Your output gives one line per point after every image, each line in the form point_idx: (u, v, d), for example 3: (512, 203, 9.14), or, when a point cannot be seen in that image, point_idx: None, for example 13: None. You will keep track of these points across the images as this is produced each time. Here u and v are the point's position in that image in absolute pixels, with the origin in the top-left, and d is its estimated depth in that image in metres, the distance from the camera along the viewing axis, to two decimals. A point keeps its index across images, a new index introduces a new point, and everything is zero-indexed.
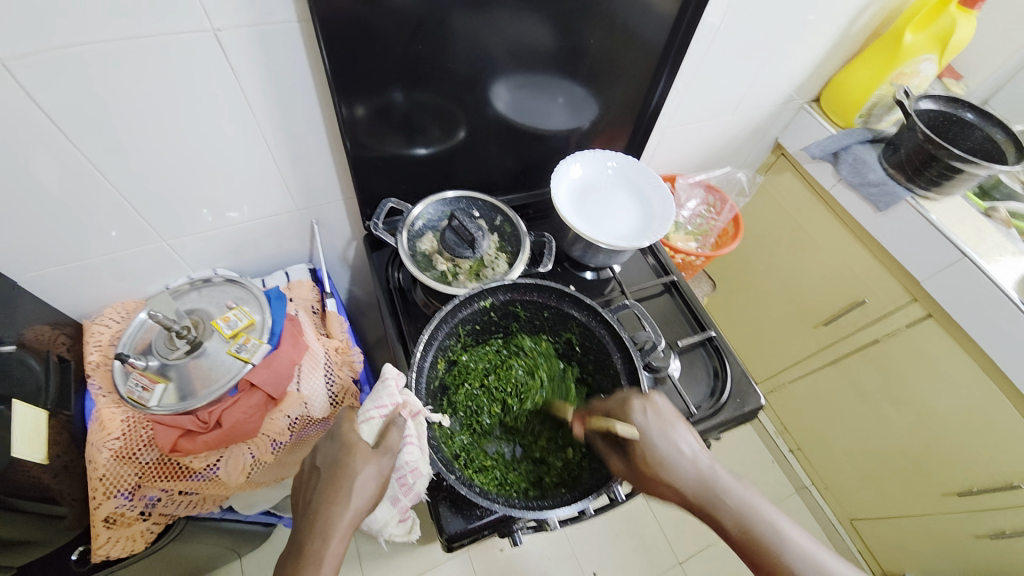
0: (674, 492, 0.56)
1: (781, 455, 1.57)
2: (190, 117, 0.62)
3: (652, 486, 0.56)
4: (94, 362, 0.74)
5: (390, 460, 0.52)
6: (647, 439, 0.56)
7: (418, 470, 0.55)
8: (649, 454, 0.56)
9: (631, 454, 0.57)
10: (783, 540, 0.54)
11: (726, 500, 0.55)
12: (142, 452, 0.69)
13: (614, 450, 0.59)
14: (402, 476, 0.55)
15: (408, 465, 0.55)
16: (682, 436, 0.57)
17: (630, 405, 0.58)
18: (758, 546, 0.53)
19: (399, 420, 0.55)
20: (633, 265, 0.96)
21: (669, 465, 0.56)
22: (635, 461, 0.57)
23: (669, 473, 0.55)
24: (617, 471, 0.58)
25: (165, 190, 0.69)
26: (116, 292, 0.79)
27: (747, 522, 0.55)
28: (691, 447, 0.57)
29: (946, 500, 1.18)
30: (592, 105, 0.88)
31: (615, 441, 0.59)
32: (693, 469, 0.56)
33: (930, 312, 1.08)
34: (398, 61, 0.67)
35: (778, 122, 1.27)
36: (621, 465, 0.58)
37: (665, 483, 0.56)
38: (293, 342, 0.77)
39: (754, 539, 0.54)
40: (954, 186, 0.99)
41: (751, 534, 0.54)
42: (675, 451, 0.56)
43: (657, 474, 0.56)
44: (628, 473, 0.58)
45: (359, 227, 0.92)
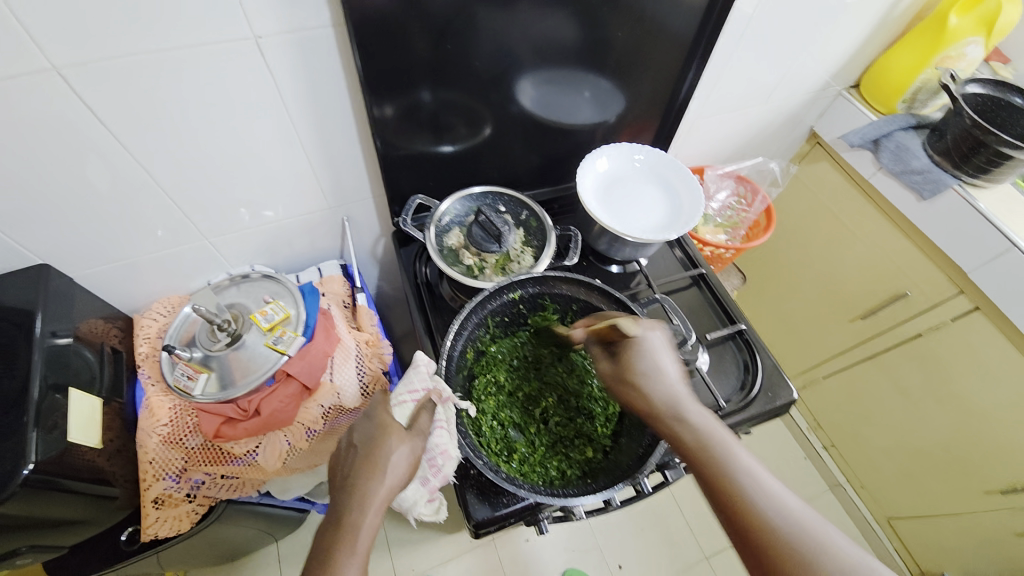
0: (643, 399, 0.57)
1: (814, 452, 1.52)
2: (229, 121, 0.65)
3: (624, 388, 0.58)
4: (143, 352, 0.78)
5: (422, 441, 0.55)
6: (640, 346, 0.59)
7: (447, 453, 0.56)
8: (634, 362, 0.59)
9: (619, 358, 0.60)
10: (736, 470, 0.50)
11: (689, 414, 0.54)
12: (188, 437, 0.73)
13: (606, 353, 0.62)
14: (431, 458, 0.56)
15: (436, 447, 0.56)
16: (671, 360, 0.59)
17: (632, 320, 0.61)
18: (710, 462, 0.51)
19: (429, 404, 0.58)
20: (660, 258, 0.95)
21: (648, 376, 0.58)
22: (620, 364, 0.60)
23: (646, 381, 0.57)
24: (602, 373, 0.62)
25: (206, 191, 0.72)
26: (161, 287, 0.83)
27: (706, 439, 0.52)
28: (677, 374, 0.58)
29: (987, 497, 1.13)
30: (618, 99, 0.88)
31: (609, 347, 0.62)
32: (669, 386, 0.57)
33: (978, 305, 1.03)
34: (425, 60, 0.68)
35: (814, 110, 1.23)
36: (607, 367, 0.62)
37: (639, 389, 0.57)
38: (327, 334, 0.80)
39: (705, 455, 0.51)
40: (1004, 173, 0.94)
41: (707, 453, 0.51)
42: (657, 366, 0.58)
43: (634, 379, 0.58)
44: (609, 373, 0.61)
45: (388, 223, 0.94)
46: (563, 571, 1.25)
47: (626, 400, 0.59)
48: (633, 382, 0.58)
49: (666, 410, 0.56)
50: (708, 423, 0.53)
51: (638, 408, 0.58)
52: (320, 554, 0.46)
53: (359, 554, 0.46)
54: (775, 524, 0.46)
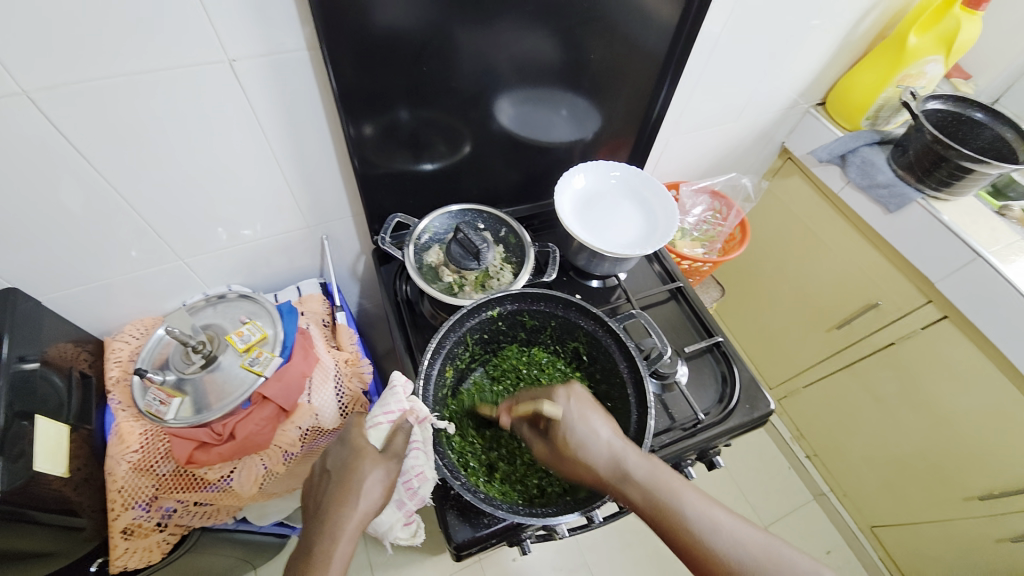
0: (586, 470, 0.54)
1: (798, 463, 1.53)
2: (204, 141, 0.65)
3: (567, 467, 0.55)
4: (114, 377, 0.76)
5: (397, 464, 0.54)
6: (564, 419, 0.55)
7: (423, 475, 0.56)
8: (568, 436, 0.54)
9: (551, 437, 0.56)
10: (696, 523, 0.49)
11: (631, 481, 0.52)
12: (159, 464, 0.71)
13: (539, 433, 0.58)
14: (408, 480, 0.56)
15: (413, 469, 0.56)
16: (598, 419, 0.55)
17: (553, 392, 0.57)
18: (670, 523, 0.49)
19: (405, 425, 0.56)
20: (639, 273, 0.97)
21: (584, 446, 0.54)
22: (555, 444, 0.56)
23: (584, 454, 0.54)
24: (539, 454, 0.57)
25: (181, 211, 0.72)
26: (135, 309, 0.82)
27: (657, 498, 0.50)
28: (608, 431, 0.55)
29: (967, 504, 1.14)
30: (594, 117, 0.90)
31: (541, 427, 0.58)
32: (607, 449, 0.54)
33: (947, 313, 1.06)
34: (404, 80, 0.69)
35: (784, 127, 1.27)
36: (541, 447, 0.58)
37: (582, 464, 0.54)
38: (304, 354, 0.79)
39: (663, 515, 0.49)
40: (965, 186, 0.98)
41: (665, 514, 0.50)
42: (590, 432, 0.54)
43: (573, 455, 0.54)
44: (546, 454, 0.57)
45: (368, 241, 0.94)
46: None
47: (574, 477, 0.55)
48: (572, 461, 0.54)
49: (611, 477, 0.53)
50: (654, 480, 0.51)
51: (585, 480, 0.54)
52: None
53: None
54: (742, 572, 0.46)
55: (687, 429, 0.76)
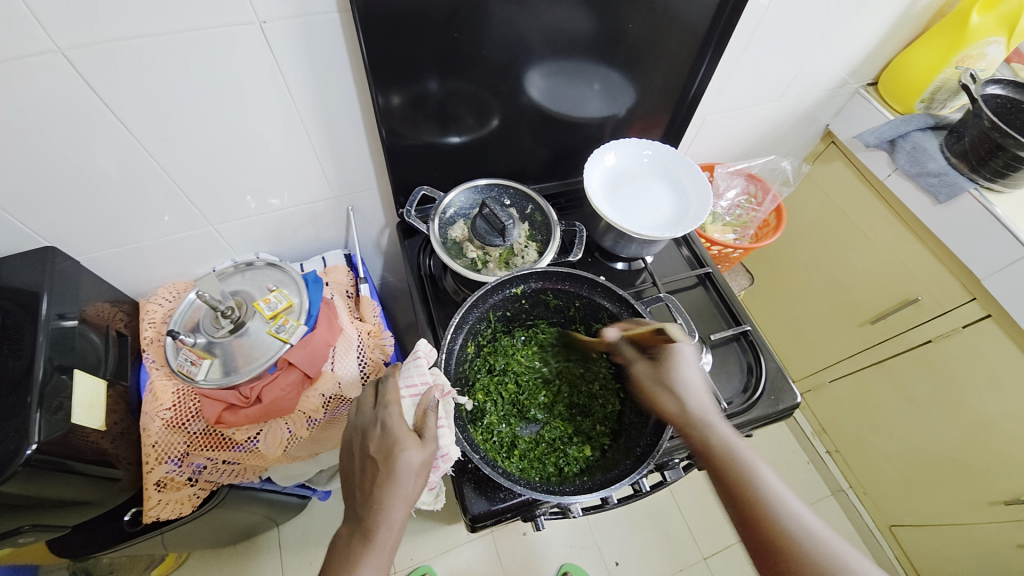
0: (674, 406, 0.58)
1: (817, 456, 1.51)
2: (233, 106, 0.64)
3: (655, 391, 0.59)
4: (149, 337, 0.78)
5: (434, 447, 0.54)
6: (676, 355, 0.59)
7: (448, 456, 0.56)
8: (672, 365, 0.59)
9: (654, 359, 0.60)
10: (753, 476, 0.51)
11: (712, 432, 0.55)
12: (190, 423, 0.73)
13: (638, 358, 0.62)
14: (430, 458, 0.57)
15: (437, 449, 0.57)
16: (700, 376, 0.59)
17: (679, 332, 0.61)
18: (735, 473, 0.52)
19: (432, 403, 0.56)
20: (666, 256, 0.94)
21: (683, 386, 0.58)
22: (654, 364, 0.60)
23: (678, 387, 0.58)
24: (637, 375, 0.61)
25: (213, 177, 0.72)
26: (167, 272, 0.83)
27: (730, 450, 0.53)
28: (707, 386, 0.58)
29: (993, 509, 1.11)
30: (629, 92, 0.86)
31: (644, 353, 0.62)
32: (701, 399, 0.57)
33: (990, 312, 1.01)
34: (433, 47, 0.67)
35: (830, 108, 1.20)
36: (642, 368, 0.61)
37: (668, 393, 0.58)
38: (329, 324, 0.80)
39: (729, 457, 0.53)
40: (1023, 177, 0.91)
41: (728, 456, 0.53)
42: (692, 377, 0.58)
43: (668, 385, 0.58)
44: (642, 372, 0.61)
45: (393, 214, 0.94)
46: (560, 565, 1.27)
47: (652, 404, 0.59)
48: (661, 387, 0.59)
49: (695, 416, 0.56)
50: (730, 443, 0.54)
51: (667, 414, 0.58)
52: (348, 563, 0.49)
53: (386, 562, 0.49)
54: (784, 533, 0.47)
55: None
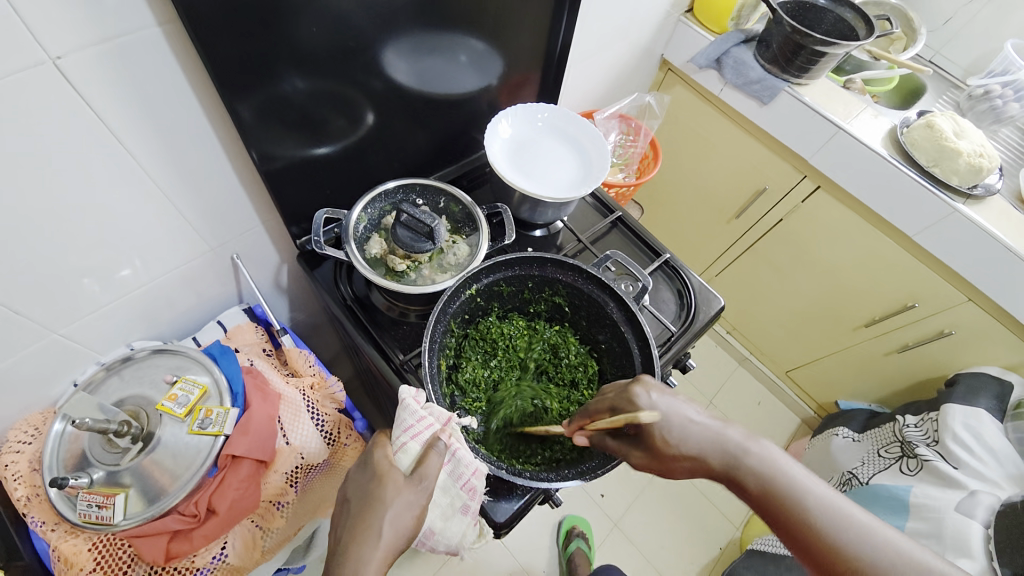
0: (694, 463, 0.52)
1: (720, 337, 1.80)
2: (44, 175, 0.48)
3: (676, 469, 0.53)
4: (23, 497, 0.59)
5: (427, 488, 0.48)
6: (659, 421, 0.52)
7: (479, 470, 0.52)
8: (667, 434, 0.52)
9: (647, 441, 0.53)
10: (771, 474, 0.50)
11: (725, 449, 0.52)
12: (128, 573, 0.59)
13: (631, 442, 0.55)
14: (464, 480, 0.52)
15: (467, 469, 0.52)
16: (687, 406, 0.54)
17: (635, 392, 0.53)
18: (756, 484, 0.50)
19: (437, 442, 0.50)
20: (577, 210, 0.97)
21: (683, 438, 0.52)
22: (652, 448, 0.53)
23: (685, 447, 0.52)
24: (638, 464, 0.54)
25: (40, 272, 0.55)
26: (10, 410, 0.62)
27: (744, 461, 0.51)
28: (697, 413, 0.54)
29: (857, 332, 1.40)
30: (496, 59, 0.84)
31: (631, 434, 0.55)
32: (707, 433, 0.52)
33: (820, 184, 1.23)
34: (285, 47, 0.56)
35: (661, 39, 1.30)
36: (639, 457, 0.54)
37: (686, 459, 0.52)
38: (263, 395, 0.67)
39: (746, 471, 0.50)
40: (820, 68, 1.11)
41: (743, 470, 0.51)
42: (685, 421, 0.53)
43: (676, 453, 0.52)
44: (647, 461, 0.54)
45: (286, 248, 0.81)
46: (561, 519, 1.33)
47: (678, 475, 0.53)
48: (676, 460, 0.52)
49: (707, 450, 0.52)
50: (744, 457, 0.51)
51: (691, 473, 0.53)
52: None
53: None
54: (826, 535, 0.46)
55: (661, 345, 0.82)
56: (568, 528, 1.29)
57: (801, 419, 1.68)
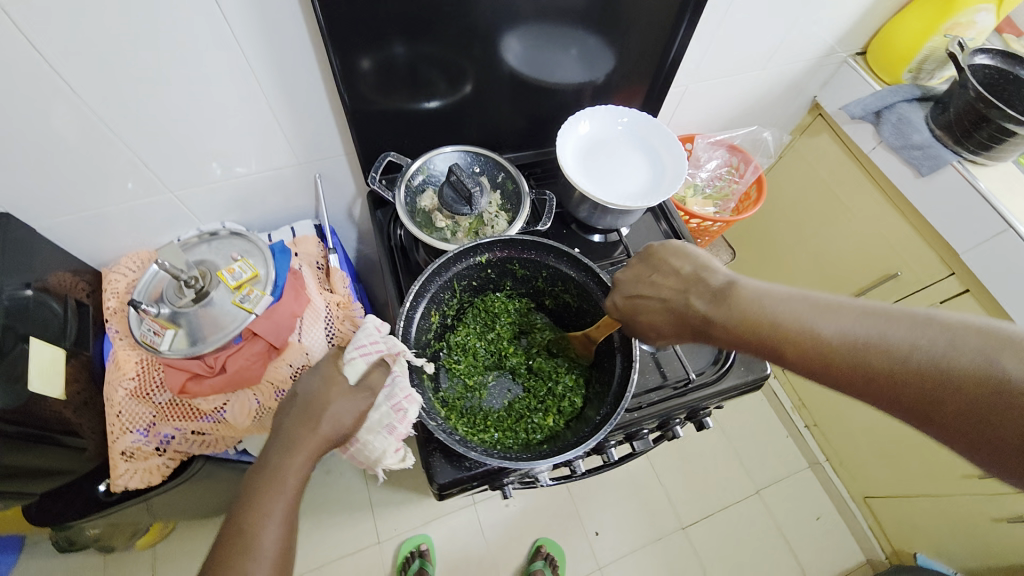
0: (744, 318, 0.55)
1: (797, 431, 1.53)
2: (185, 63, 0.61)
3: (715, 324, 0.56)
4: (112, 308, 0.77)
5: (369, 398, 0.51)
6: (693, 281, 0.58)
7: (411, 396, 0.52)
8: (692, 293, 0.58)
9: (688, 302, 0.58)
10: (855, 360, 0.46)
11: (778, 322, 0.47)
12: (155, 393, 0.73)
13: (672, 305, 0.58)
14: (395, 401, 0.53)
15: (402, 393, 0.52)
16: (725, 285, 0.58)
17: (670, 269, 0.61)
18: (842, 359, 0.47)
19: (384, 364, 0.53)
20: (643, 228, 0.92)
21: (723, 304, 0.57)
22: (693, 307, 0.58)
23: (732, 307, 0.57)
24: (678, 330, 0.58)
25: (169, 142, 0.70)
26: (130, 242, 0.81)
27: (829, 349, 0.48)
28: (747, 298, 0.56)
29: (965, 482, 1.12)
30: (606, 57, 0.83)
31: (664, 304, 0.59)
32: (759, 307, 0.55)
33: (968, 287, 1.00)
34: (392, 4, 0.63)
35: (817, 79, 1.16)
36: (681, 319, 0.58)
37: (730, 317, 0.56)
38: (296, 294, 0.79)
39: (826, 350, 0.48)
40: (1006, 148, 0.90)
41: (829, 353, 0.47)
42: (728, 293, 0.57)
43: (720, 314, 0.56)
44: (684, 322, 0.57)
45: (364, 184, 0.91)
46: (536, 538, 1.30)
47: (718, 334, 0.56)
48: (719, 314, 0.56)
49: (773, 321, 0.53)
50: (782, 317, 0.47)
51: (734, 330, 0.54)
52: (249, 498, 0.44)
53: (285, 499, 0.44)
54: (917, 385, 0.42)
55: (678, 388, 0.75)
56: (541, 549, 1.26)
57: (865, 557, 1.37)
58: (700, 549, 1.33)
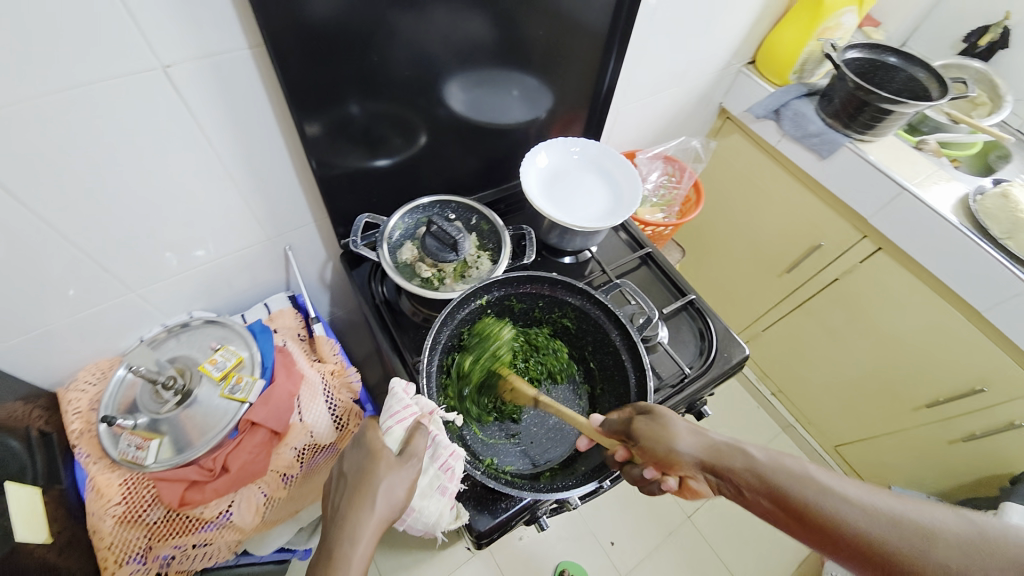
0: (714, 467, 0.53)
1: (764, 399, 1.67)
2: (142, 159, 0.59)
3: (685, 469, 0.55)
4: (77, 430, 0.70)
5: (418, 463, 0.51)
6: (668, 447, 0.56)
7: (456, 452, 0.56)
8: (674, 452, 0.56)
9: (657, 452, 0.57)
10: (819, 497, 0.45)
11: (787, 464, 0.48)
12: (147, 513, 0.66)
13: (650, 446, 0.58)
14: (442, 461, 0.55)
15: (446, 451, 0.55)
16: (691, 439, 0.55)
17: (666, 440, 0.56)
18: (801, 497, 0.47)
19: (422, 426, 0.54)
20: (608, 243, 0.99)
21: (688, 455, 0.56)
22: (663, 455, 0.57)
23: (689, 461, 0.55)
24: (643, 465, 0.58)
25: (127, 240, 0.66)
26: (86, 353, 0.74)
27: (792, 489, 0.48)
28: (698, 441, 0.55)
29: (917, 413, 1.27)
30: (547, 94, 0.90)
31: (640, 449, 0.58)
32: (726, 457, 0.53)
33: (880, 246, 1.16)
34: (349, 72, 0.65)
35: (720, 88, 1.32)
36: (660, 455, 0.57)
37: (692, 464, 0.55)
38: (287, 372, 0.75)
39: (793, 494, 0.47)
40: (886, 126, 1.07)
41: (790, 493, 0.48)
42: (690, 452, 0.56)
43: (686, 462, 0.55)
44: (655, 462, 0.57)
45: (333, 247, 0.90)
46: (557, 564, 1.28)
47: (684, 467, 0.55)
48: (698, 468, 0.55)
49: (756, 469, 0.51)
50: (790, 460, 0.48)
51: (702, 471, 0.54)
52: None
53: None
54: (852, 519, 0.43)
55: (675, 385, 0.79)
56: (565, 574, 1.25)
57: None
58: (710, 534, 1.39)
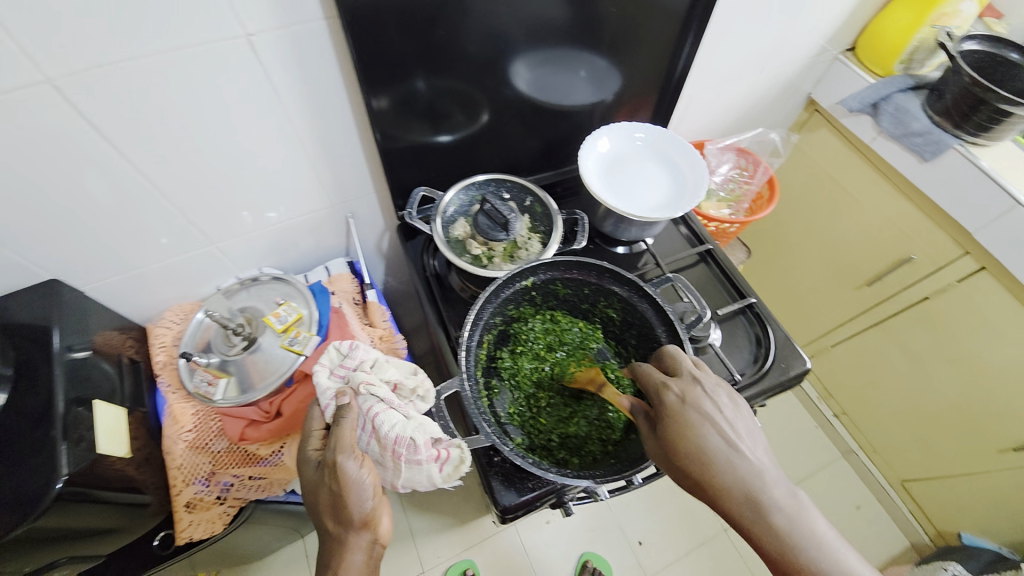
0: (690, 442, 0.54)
1: (825, 420, 1.55)
2: (228, 120, 0.64)
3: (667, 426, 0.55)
4: (161, 361, 0.79)
5: (349, 453, 0.55)
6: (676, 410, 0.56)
7: (400, 436, 0.57)
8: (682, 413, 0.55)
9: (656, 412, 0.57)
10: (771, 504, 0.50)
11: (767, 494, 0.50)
12: (213, 442, 0.75)
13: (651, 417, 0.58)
14: (392, 447, 0.57)
15: (391, 436, 0.57)
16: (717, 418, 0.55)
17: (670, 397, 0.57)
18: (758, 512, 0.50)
19: (343, 411, 0.58)
20: (665, 237, 0.95)
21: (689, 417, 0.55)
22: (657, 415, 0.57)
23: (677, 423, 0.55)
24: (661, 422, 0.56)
25: (211, 197, 0.72)
26: (172, 296, 0.83)
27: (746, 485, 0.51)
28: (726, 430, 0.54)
29: (1002, 456, 1.14)
30: (615, 77, 0.87)
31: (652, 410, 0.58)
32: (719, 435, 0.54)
33: (983, 264, 1.03)
34: (418, 49, 0.66)
35: (811, 77, 1.21)
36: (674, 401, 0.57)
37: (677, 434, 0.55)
38: (341, 332, 0.80)
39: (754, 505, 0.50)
40: (1005, 129, 0.94)
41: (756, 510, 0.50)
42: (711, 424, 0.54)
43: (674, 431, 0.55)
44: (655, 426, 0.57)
45: (391, 218, 0.94)
46: (581, 553, 1.29)
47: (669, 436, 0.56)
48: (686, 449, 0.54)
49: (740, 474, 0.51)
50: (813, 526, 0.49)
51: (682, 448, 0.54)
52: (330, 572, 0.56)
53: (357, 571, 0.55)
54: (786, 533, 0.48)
55: None
56: (587, 564, 1.26)
57: (910, 542, 1.38)
58: (743, 547, 1.33)
